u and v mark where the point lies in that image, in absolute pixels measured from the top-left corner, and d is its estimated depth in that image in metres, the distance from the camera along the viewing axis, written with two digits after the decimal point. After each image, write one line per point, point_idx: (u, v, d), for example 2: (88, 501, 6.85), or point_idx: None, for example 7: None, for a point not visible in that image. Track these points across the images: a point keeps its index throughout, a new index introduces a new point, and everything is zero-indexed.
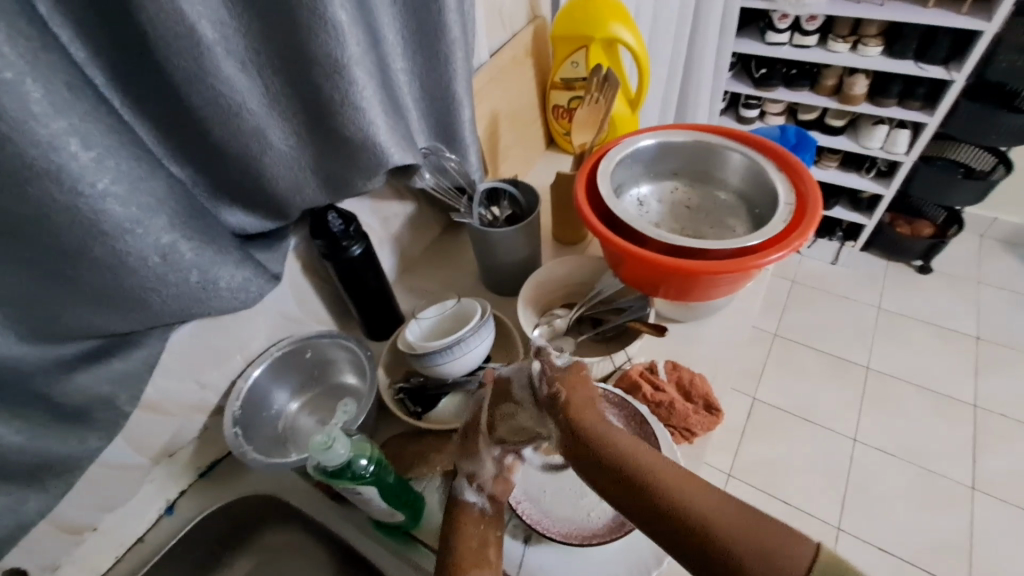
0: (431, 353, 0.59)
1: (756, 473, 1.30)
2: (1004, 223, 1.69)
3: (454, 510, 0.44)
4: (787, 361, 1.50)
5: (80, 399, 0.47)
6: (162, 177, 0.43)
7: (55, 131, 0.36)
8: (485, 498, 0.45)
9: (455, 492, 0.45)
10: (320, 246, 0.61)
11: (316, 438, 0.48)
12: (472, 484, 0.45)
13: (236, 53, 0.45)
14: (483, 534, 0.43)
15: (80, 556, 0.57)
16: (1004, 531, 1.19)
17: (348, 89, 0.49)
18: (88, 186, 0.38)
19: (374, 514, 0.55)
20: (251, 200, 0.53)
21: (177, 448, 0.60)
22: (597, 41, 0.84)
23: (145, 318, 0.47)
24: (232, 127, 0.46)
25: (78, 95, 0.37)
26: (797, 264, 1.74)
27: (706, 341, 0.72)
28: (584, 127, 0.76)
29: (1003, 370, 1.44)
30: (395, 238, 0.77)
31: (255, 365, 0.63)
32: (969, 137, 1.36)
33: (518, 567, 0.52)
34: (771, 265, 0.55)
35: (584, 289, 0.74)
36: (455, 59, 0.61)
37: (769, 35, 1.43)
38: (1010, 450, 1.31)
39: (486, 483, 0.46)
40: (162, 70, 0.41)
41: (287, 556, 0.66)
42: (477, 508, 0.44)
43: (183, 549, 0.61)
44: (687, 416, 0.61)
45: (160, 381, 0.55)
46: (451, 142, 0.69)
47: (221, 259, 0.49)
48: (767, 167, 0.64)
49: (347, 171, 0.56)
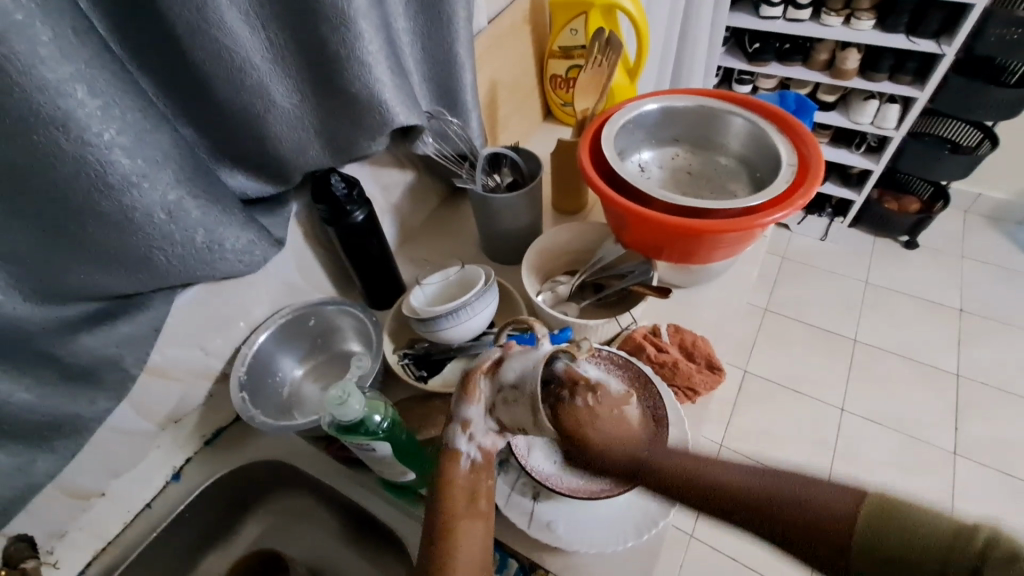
0: (435, 317, 0.60)
1: (747, 443, 1.34)
2: (989, 198, 1.73)
3: (446, 461, 0.41)
4: (778, 335, 1.53)
5: (88, 360, 0.46)
6: (168, 132, 0.42)
7: (61, 77, 0.35)
8: (476, 448, 0.42)
9: (446, 443, 0.42)
10: (322, 211, 0.60)
11: (331, 393, 0.48)
12: (464, 432, 0.42)
13: (240, 5, 0.44)
14: (472, 486, 0.40)
15: (87, 522, 0.57)
16: (984, 492, 1.25)
17: (353, 43, 0.48)
18: (93, 136, 0.37)
19: (384, 473, 0.55)
20: (254, 162, 0.53)
21: (182, 415, 0.60)
22: (596, 7, 0.83)
23: (151, 278, 0.46)
24: (236, 82, 0.45)
25: (84, 41, 0.36)
26: (787, 240, 1.76)
27: (708, 306, 0.73)
28: (587, 92, 0.76)
29: (983, 340, 1.48)
30: (395, 208, 0.77)
31: (260, 331, 0.62)
32: (956, 112, 1.38)
33: (529, 521, 0.53)
34: (774, 223, 0.56)
35: (587, 257, 0.74)
36: (456, 19, 0.60)
37: (763, 9, 1.42)
38: (989, 415, 1.35)
39: (479, 434, 0.42)
40: (163, 17, 0.40)
41: (299, 518, 0.67)
42: (467, 459, 0.42)
43: (192, 514, 0.61)
44: (690, 375, 0.63)
45: (166, 346, 0.54)
46: (452, 107, 0.69)
47: (226, 219, 0.49)
48: (769, 131, 0.64)
49: (352, 132, 0.55)
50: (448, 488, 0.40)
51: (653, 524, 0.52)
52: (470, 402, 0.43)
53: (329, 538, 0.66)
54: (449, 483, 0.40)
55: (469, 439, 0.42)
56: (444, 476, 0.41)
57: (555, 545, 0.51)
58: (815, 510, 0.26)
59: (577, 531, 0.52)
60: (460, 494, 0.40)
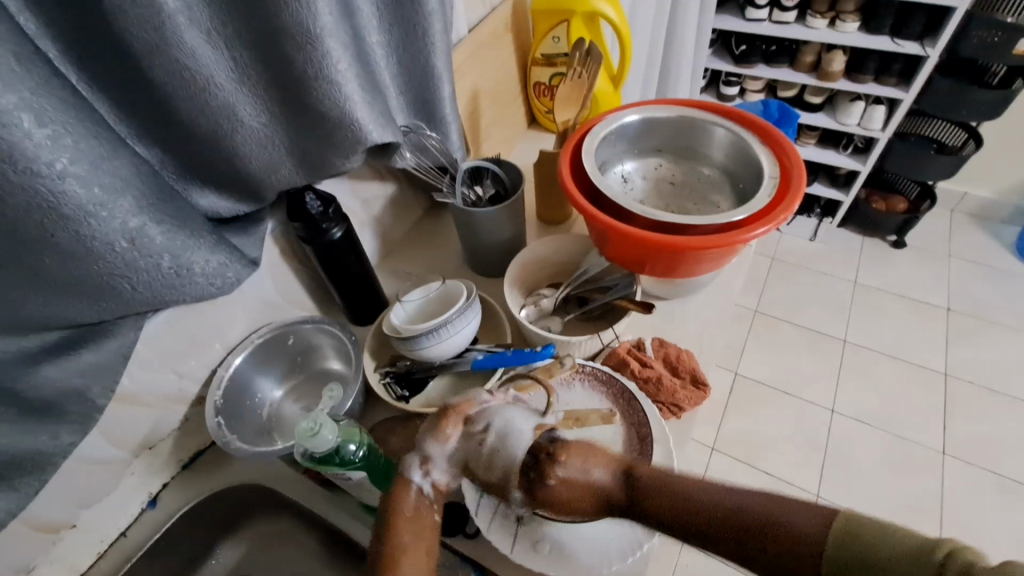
0: (416, 335, 0.58)
1: (740, 447, 1.34)
2: (974, 197, 1.73)
3: (398, 490, 0.43)
4: (768, 337, 1.53)
5: (49, 393, 0.45)
6: (126, 157, 0.41)
7: (4, 106, 0.33)
8: (430, 484, 0.44)
9: (403, 471, 0.44)
10: (299, 229, 0.59)
11: (301, 424, 0.47)
12: (423, 467, 0.44)
13: (200, 24, 0.42)
14: (420, 520, 0.42)
15: (57, 554, 0.55)
16: (973, 490, 1.25)
17: (321, 61, 0.47)
18: (44, 166, 0.36)
19: (365, 498, 0.54)
20: (224, 180, 0.51)
21: (156, 441, 0.59)
22: (577, 15, 0.82)
23: (117, 305, 0.45)
24: (200, 102, 0.44)
25: (27, 67, 0.34)
26: (777, 242, 1.76)
27: (692, 316, 0.72)
28: (567, 104, 0.74)
29: (971, 339, 1.49)
30: (377, 221, 0.76)
31: (237, 352, 0.61)
32: (941, 113, 1.39)
33: (512, 545, 0.52)
34: (755, 239, 0.55)
35: (571, 269, 0.73)
36: (432, 32, 0.59)
37: (749, 12, 1.41)
38: (977, 414, 1.36)
39: (435, 472, 0.44)
40: (116, 39, 0.38)
41: (278, 542, 0.66)
42: (418, 493, 0.43)
43: (167, 543, 0.60)
44: (674, 392, 0.62)
45: (135, 372, 0.53)
46: (430, 120, 0.68)
47: (195, 243, 0.47)
48: (751, 143, 0.63)
49: (325, 150, 0.54)
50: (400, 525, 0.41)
51: (636, 547, 0.51)
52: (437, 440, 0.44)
53: (308, 563, 0.65)
54: (399, 516, 0.42)
55: (425, 474, 0.44)
56: (395, 504, 0.43)
57: (538, 568, 0.50)
58: (791, 530, 0.34)
59: (561, 553, 0.51)
60: (409, 526, 0.42)
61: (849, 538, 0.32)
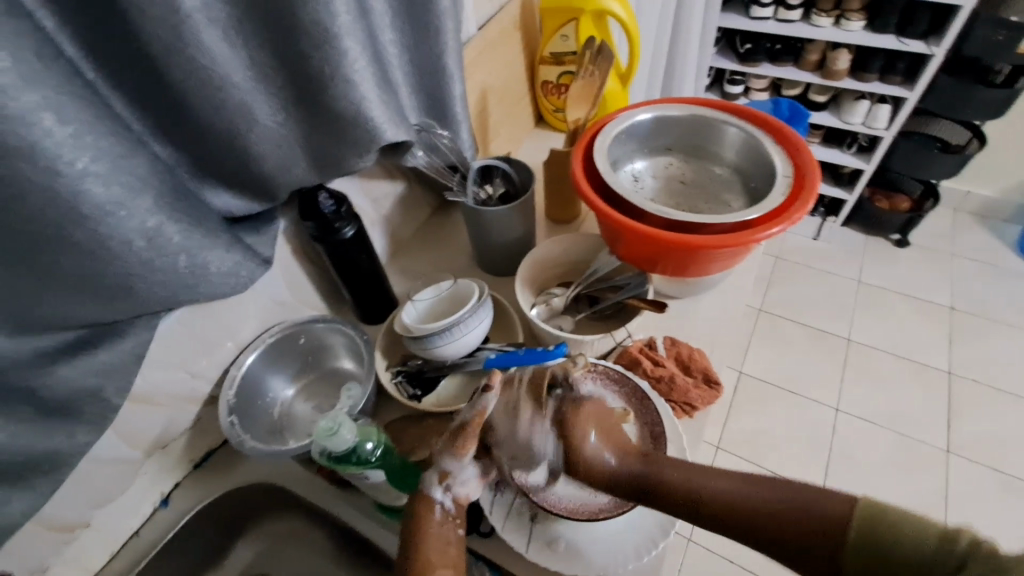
0: (428, 334, 0.58)
1: (745, 446, 1.34)
2: (977, 196, 1.73)
3: (420, 508, 0.44)
4: (773, 336, 1.53)
5: (65, 393, 0.45)
6: (143, 156, 0.41)
7: (25, 105, 0.33)
8: (451, 499, 0.45)
9: (423, 488, 0.45)
10: (311, 228, 0.59)
11: (320, 424, 0.47)
12: (443, 483, 0.45)
13: (218, 23, 0.42)
14: (445, 535, 0.43)
15: (71, 554, 0.55)
16: (976, 488, 1.25)
17: (337, 60, 0.47)
18: (64, 165, 0.36)
19: (380, 497, 0.54)
20: (238, 179, 0.51)
21: (169, 441, 0.58)
22: (586, 13, 0.82)
23: (133, 305, 0.45)
24: (217, 101, 0.44)
25: (48, 65, 0.34)
26: (781, 240, 1.76)
27: (702, 315, 0.72)
28: (578, 102, 0.74)
29: (974, 338, 1.49)
30: (386, 220, 0.76)
31: (249, 352, 0.61)
32: (945, 112, 1.39)
33: (527, 546, 0.51)
34: (770, 239, 0.55)
35: (581, 268, 0.73)
36: (445, 30, 0.59)
37: (754, 10, 1.41)
38: (980, 413, 1.36)
39: (455, 485, 0.45)
40: (135, 38, 0.38)
41: (290, 540, 0.66)
42: (439, 508, 0.44)
43: (180, 542, 0.60)
44: (687, 391, 0.62)
45: (149, 372, 0.53)
46: (441, 119, 0.68)
47: (210, 242, 0.47)
48: (764, 142, 0.63)
49: (339, 149, 0.54)
50: (425, 539, 0.42)
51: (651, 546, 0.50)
52: (455, 457, 0.45)
53: (319, 562, 0.65)
54: (425, 533, 0.43)
55: (446, 489, 0.45)
56: (420, 521, 0.43)
57: (555, 568, 0.51)
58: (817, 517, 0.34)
59: (578, 553, 0.51)
60: (432, 543, 0.42)
61: (871, 519, 0.33)
